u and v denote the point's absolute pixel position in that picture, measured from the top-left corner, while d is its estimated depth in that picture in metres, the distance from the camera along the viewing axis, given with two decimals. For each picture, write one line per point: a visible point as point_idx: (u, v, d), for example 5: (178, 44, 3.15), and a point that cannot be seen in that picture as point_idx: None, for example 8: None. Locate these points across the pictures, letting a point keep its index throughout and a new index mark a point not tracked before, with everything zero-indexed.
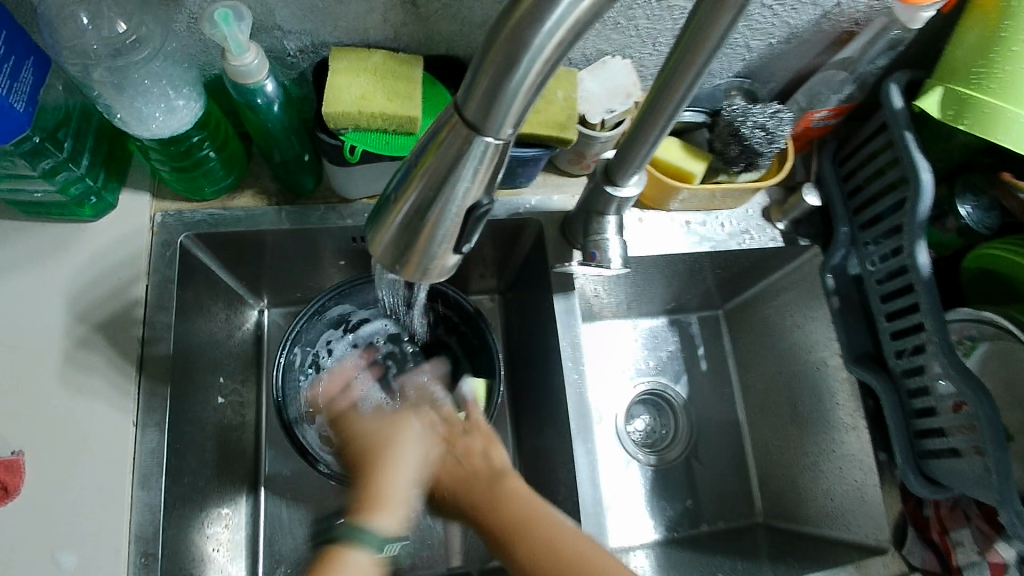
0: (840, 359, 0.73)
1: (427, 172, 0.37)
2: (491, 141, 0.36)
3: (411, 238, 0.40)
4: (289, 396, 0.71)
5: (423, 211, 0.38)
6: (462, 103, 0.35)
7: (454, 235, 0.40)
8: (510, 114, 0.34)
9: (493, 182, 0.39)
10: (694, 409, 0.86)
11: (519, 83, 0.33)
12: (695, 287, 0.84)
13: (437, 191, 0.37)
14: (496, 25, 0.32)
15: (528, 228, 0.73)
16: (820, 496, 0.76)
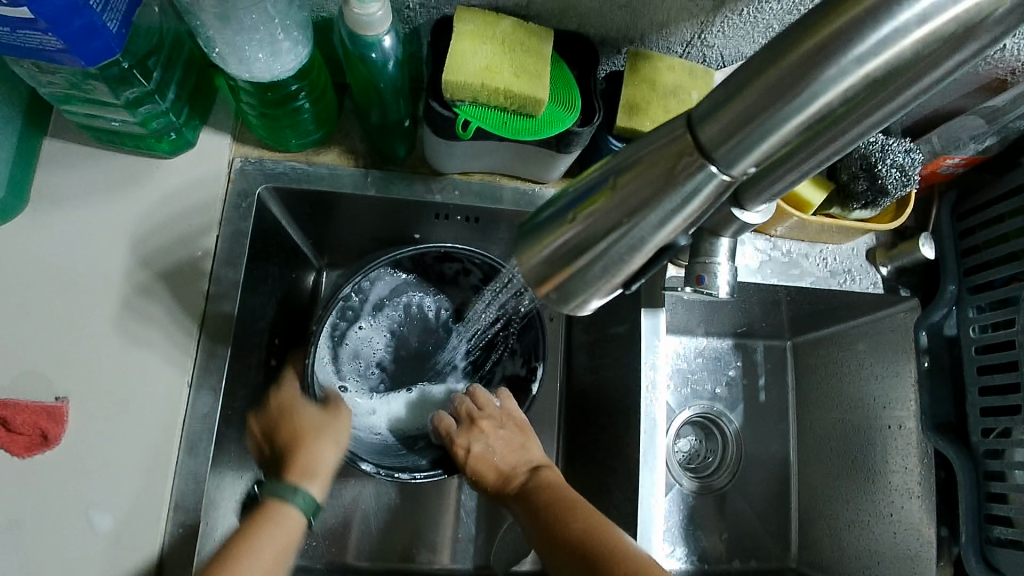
0: (918, 423, 0.70)
1: (607, 209, 0.32)
2: (719, 176, 0.30)
3: (564, 273, 0.34)
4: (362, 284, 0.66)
5: (589, 246, 0.33)
6: (694, 125, 0.30)
7: (630, 271, 0.34)
8: (750, 159, 0.30)
9: (692, 223, 0.33)
10: (745, 440, 0.83)
11: (789, 116, 0.28)
12: (771, 316, 0.80)
13: (617, 227, 0.32)
14: (765, 60, 0.28)
15: None
16: (865, 556, 0.74)
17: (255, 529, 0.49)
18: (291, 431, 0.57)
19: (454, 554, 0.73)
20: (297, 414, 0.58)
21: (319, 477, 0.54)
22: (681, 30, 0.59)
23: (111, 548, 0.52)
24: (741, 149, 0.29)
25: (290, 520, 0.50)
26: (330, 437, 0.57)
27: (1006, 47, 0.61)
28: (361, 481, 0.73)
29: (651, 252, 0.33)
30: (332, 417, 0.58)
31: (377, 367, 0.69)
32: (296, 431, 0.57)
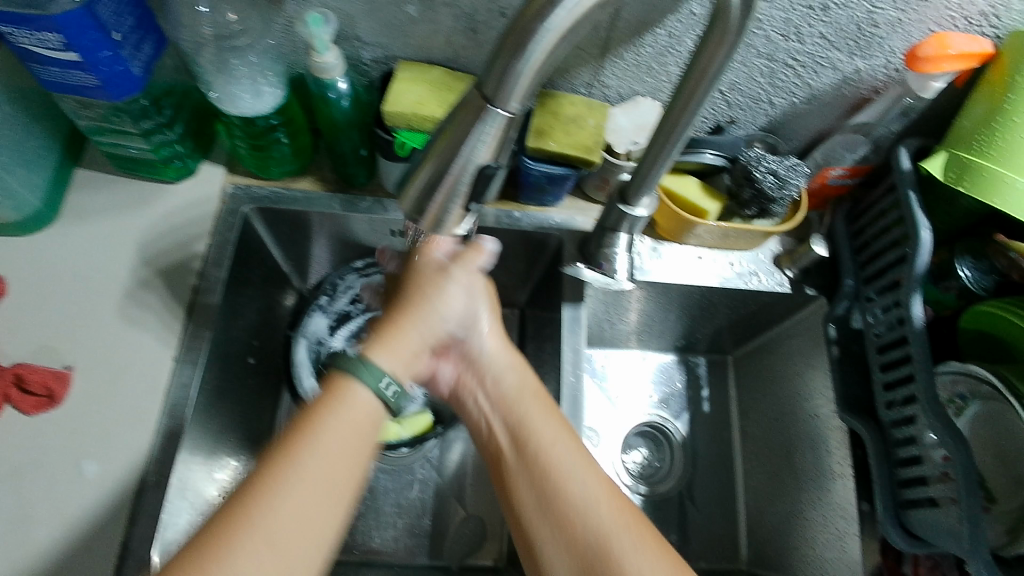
0: (833, 407, 0.76)
1: (447, 146, 0.44)
2: (502, 114, 0.43)
3: (430, 195, 0.47)
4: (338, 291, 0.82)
5: (443, 175, 0.45)
6: (481, 84, 0.43)
7: (468, 194, 0.47)
8: (515, 96, 0.42)
9: (502, 150, 0.46)
10: (693, 448, 0.89)
11: (525, 66, 0.41)
12: (704, 327, 0.89)
13: (453, 159, 0.45)
14: (517, 15, 0.40)
15: (549, 243, 0.79)
16: (804, 547, 0.78)
17: (320, 405, 0.48)
18: (409, 292, 0.59)
19: (414, 548, 0.80)
20: (412, 275, 0.59)
21: (403, 364, 0.55)
22: (581, 72, 0.74)
23: (97, 489, 0.61)
24: (511, 87, 0.41)
25: (361, 397, 0.49)
26: (433, 311, 0.58)
27: (859, 69, 0.72)
28: None
29: (483, 168, 0.46)
30: (444, 288, 0.59)
31: None
32: (410, 291, 0.59)
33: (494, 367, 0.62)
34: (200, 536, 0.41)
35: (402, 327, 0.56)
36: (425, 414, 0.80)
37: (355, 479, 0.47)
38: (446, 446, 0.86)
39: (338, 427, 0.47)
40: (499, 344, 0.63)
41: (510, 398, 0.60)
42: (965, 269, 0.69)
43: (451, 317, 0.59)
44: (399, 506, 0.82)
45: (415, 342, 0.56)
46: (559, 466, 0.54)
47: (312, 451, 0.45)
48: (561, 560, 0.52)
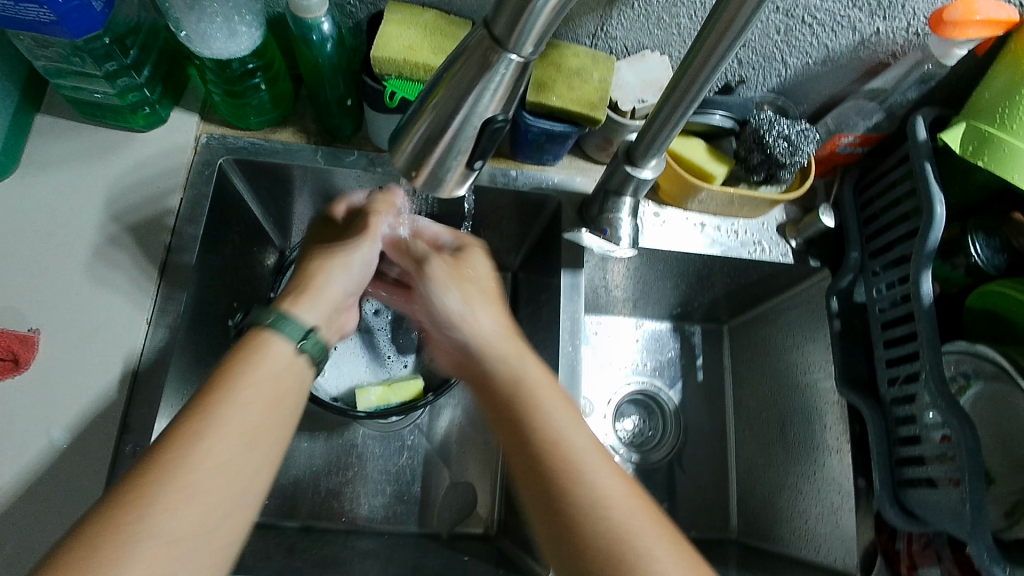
0: (832, 382, 0.75)
1: (448, 94, 0.40)
2: (513, 61, 0.38)
3: (427, 152, 0.43)
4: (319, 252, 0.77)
5: (443, 128, 0.41)
6: (489, 23, 0.38)
7: (470, 149, 0.42)
8: (529, 40, 0.37)
9: (511, 101, 0.41)
10: (685, 417, 0.88)
11: (544, 4, 0.35)
12: (702, 296, 0.86)
13: (452, 114, 0.40)
14: None
15: (546, 205, 0.75)
16: (797, 519, 0.77)
17: (228, 365, 0.45)
18: (314, 254, 0.57)
19: (404, 515, 0.79)
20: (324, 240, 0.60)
21: (322, 315, 0.53)
22: (585, 23, 0.69)
23: (66, 460, 0.57)
24: (526, 31, 0.36)
25: (280, 349, 0.47)
26: (346, 258, 0.58)
27: (881, 30, 0.68)
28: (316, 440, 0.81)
29: (486, 123, 0.41)
30: (358, 244, 0.59)
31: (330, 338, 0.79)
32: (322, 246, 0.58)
33: (475, 296, 0.57)
34: (125, 485, 0.39)
35: (317, 277, 0.55)
36: (415, 380, 0.77)
37: (278, 426, 0.45)
38: (436, 413, 0.85)
39: (257, 378, 0.45)
40: (483, 275, 0.60)
41: (486, 322, 0.55)
42: (976, 245, 0.67)
43: (360, 262, 0.58)
44: (387, 472, 0.81)
45: (341, 287, 0.56)
46: (530, 382, 0.50)
47: (232, 402, 0.43)
48: (548, 530, 0.44)
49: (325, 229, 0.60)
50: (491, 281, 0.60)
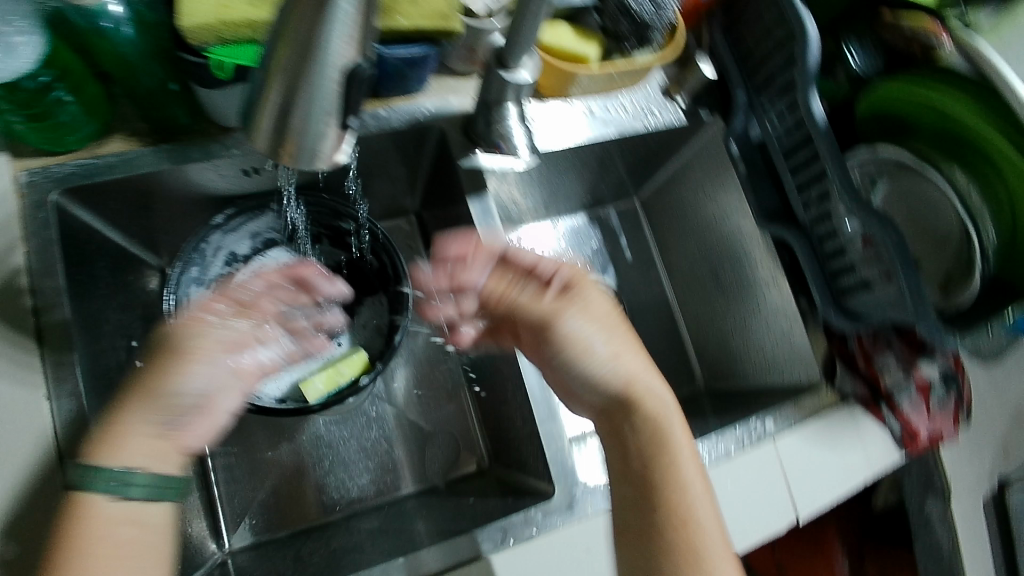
0: (752, 221, 0.76)
1: (290, 50, 0.34)
2: None
3: (289, 124, 0.36)
4: (205, 259, 0.70)
5: (296, 90, 0.35)
6: None
7: (337, 106, 0.36)
8: None
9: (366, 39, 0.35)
10: (629, 298, 0.89)
11: None
12: (607, 177, 0.85)
13: (304, 72, 0.35)
14: None
15: (429, 134, 0.68)
16: (755, 354, 0.81)
17: (64, 539, 0.45)
18: (156, 357, 0.51)
19: (394, 481, 0.79)
20: (164, 341, 0.52)
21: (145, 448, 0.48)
22: None
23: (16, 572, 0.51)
24: None
25: (104, 508, 0.46)
26: (198, 360, 0.51)
27: None
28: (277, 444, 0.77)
29: (347, 70, 0.35)
30: (200, 350, 0.51)
31: None
32: (184, 335, 0.52)
33: (605, 337, 0.56)
34: None
35: (148, 398, 0.49)
36: (360, 351, 0.75)
37: (153, 553, 0.48)
38: (389, 377, 0.82)
39: (109, 534, 0.46)
40: (605, 310, 0.57)
41: (634, 372, 0.55)
42: (851, 50, 0.71)
43: (200, 382, 0.51)
44: (363, 450, 0.80)
45: (181, 392, 0.50)
46: (675, 462, 0.52)
47: (93, 567, 0.45)
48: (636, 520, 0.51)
49: (202, 315, 0.54)
50: (612, 313, 0.58)
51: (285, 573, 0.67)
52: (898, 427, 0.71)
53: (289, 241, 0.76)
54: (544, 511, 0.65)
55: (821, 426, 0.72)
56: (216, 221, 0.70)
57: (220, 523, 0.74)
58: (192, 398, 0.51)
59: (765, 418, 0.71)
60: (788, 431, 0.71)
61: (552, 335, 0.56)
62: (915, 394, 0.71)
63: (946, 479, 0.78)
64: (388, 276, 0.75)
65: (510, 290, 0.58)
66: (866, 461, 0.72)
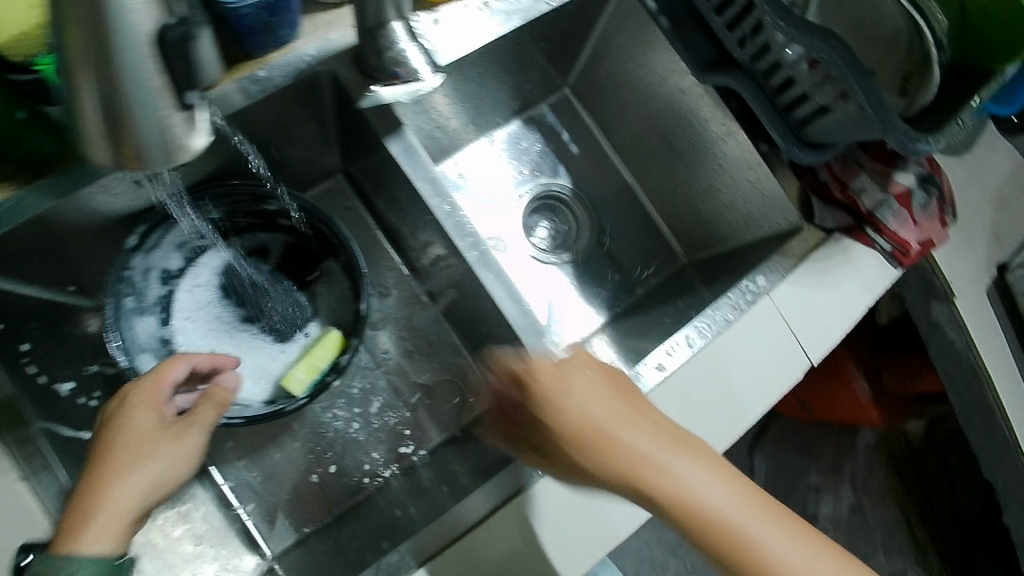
0: (690, 76, 0.71)
1: (81, 35, 0.31)
2: None
3: (122, 126, 0.34)
4: (137, 287, 0.66)
5: (107, 75, 0.32)
6: None
7: (163, 85, 0.34)
8: None
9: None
10: (584, 194, 0.86)
11: None
12: (529, 72, 0.79)
13: (106, 58, 0.32)
14: None
15: (319, 82, 0.61)
16: (728, 212, 0.77)
17: None
18: (115, 433, 0.49)
19: (409, 444, 0.77)
20: (125, 421, 0.50)
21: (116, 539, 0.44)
22: None
23: None
24: None
25: None
26: (156, 471, 0.49)
27: None
28: (283, 445, 0.75)
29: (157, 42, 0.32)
30: (163, 428, 0.51)
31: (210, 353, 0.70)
32: (134, 448, 0.49)
33: (661, 459, 0.49)
34: None
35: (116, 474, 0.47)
36: (330, 331, 0.70)
37: None
38: (373, 345, 0.79)
39: None
40: (600, 410, 0.51)
41: (664, 473, 0.48)
42: None
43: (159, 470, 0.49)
44: (368, 424, 0.77)
45: (135, 504, 0.47)
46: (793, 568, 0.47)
47: None
48: None
49: (142, 426, 0.50)
50: (607, 403, 0.51)
51: (331, 565, 0.67)
52: (888, 246, 0.69)
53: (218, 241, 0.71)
54: None
55: (811, 266, 0.69)
56: (130, 244, 0.64)
57: (255, 535, 0.72)
58: (144, 507, 0.48)
59: (756, 276, 0.68)
60: (781, 282, 0.68)
61: (602, 453, 0.50)
62: (897, 207, 0.69)
63: (946, 279, 0.76)
64: (332, 245, 0.70)
65: (580, 431, 0.50)
66: (864, 286, 0.70)
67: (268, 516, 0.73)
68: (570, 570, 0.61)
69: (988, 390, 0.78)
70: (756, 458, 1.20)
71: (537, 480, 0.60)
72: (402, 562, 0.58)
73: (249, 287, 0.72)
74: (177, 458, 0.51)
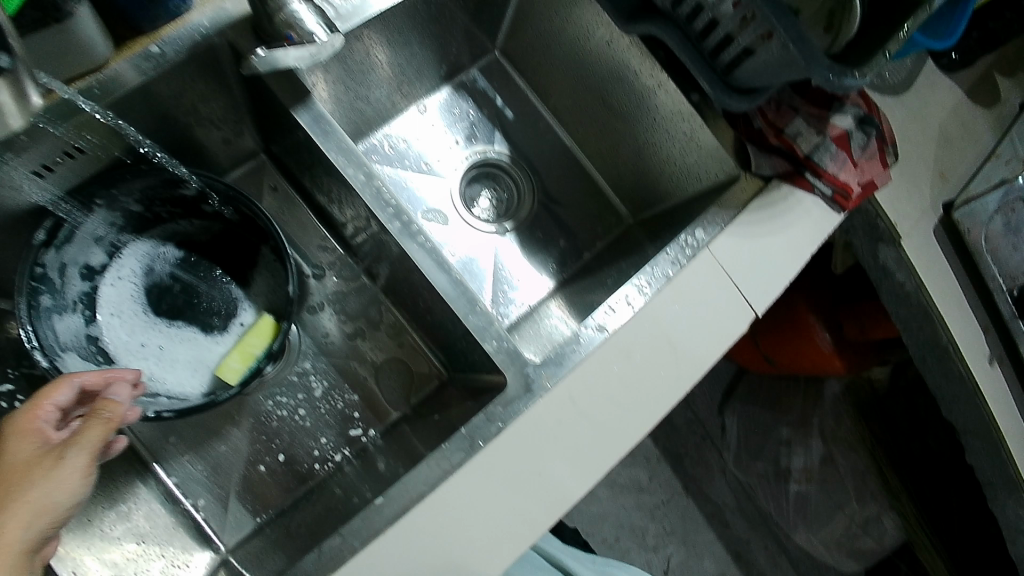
0: (614, 27, 0.68)
1: None
2: None
3: None
4: (53, 283, 0.63)
5: None
6: None
7: None
8: None
9: None
10: (524, 159, 0.84)
11: None
12: (450, 35, 0.76)
13: None
14: None
15: (216, 55, 0.58)
16: (667, 167, 0.76)
17: None
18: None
19: (358, 427, 0.76)
20: (8, 452, 0.44)
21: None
22: None
23: None
24: None
25: None
26: (37, 504, 0.42)
27: None
28: (228, 437, 0.73)
29: None
30: (47, 452, 0.45)
31: (142, 349, 0.67)
32: (10, 482, 0.42)
33: None
34: None
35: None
36: (264, 316, 0.69)
37: None
38: (314, 328, 0.77)
39: None
40: None
41: None
42: None
43: (49, 497, 0.43)
44: (314, 409, 0.75)
45: (25, 537, 0.41)
46: None
47: None
48: None
49: (26, 455, 0.44)
50: None
51: (279, 553, 0.65)
52: (828, 190, 0.67)
53: (139, 230, 0.69)
54: (503, 403, 0.59)
55: (751, 219, 0.68)
56: (38, 239, 0.60)
57: (206, 529, 0.71)
58: (40, 540, 0.43)
59: (696, 230, 0.66)
60: (721, 234, 0.66)
61: None
62: (835, 149, 0.67)
63: (890, 221, 0.75)
64: (255, 225, 0.68)
65: None
66: (806, 234, 0.69)
67: (220, 509, 0.72)
68: (522, 541, 0.58)
69: (941, 328, 0.78)
70: (726, 417, 1.33)
71: (478, 453, 0.58)
72: (344, 545, 0.55)
73: (177, 278, 0.70)
74: (69, 477, 0.44)
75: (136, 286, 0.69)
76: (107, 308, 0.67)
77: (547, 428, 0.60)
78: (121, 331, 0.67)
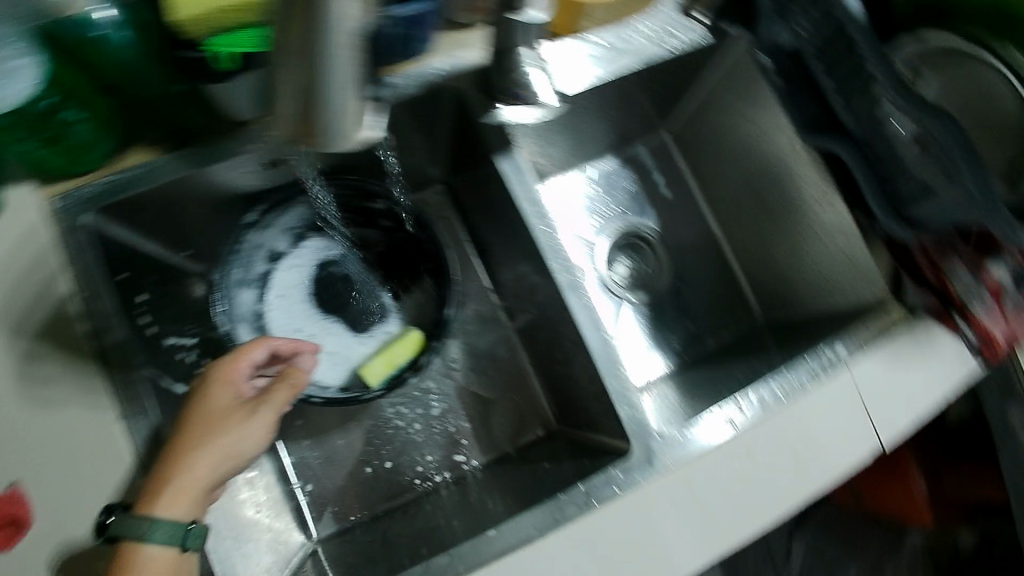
0: (795, 137, 0.72)
1: None
2: None
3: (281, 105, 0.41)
4: (244, 256, 0.71)
5: None
6: None
7: None
8: None
9: None
10: (668, 238, 0.88)
11: None
12: (633, 113, 0.82)
13: None
14: None
15: (444, 96, 0.65)
16: (812, 277, 0.78)
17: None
18: (197, 409, 0.53)
19: (463, 454, 0.79)
20: (211, 395, 0.54)
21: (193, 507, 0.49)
22: None
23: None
24: None
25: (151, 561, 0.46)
26: (229, 448, 0.52)
27: None
28: (347, 433, 0.78)
29: None
30: (242, 406, 0.55)
31: (300, 333, 0.73)
32: (213, 423, 0.52)
33: None
34: None
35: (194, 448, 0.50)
36: (412, 330, 0.74)
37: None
38: (445, 352, 0.82)
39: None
40: None
41: None
42: None
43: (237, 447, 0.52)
44: (428, 428, 0.79)
45: (212, 476, 0.50)
46: None
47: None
48: None
49: (224, 402, 0.54)
50: None
51: (374, 555, 0.68)
52: (976, 335, 0.68)
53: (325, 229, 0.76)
54: (623, 469, 0.62)
55: (891, 349, 0.69)
56: (248, 220, 0.71)
57: (306, 514, 0.74)
58: (221, 480, 0.52)
59: (836, 345, 0.68)
60: (861, 355, 0.68)
61: None
62: (988, 298, 0.68)
63: None
64: (428, 246, 0.75)
65: None
66: (944, 374, 0.69)
67: (323, 498, 0.75)
68: None
69: None
70: None
71: (591, 510, 0.60)
72: (451, 565, 0.57)
73: (345, 278, 0.76)
74: (255, 433, 0.54)
75: (309, 274, 0.75)
76: (280, 288, 0.73)
77: (661, 501, 0.62)
78: (286, 312, 0.73)
